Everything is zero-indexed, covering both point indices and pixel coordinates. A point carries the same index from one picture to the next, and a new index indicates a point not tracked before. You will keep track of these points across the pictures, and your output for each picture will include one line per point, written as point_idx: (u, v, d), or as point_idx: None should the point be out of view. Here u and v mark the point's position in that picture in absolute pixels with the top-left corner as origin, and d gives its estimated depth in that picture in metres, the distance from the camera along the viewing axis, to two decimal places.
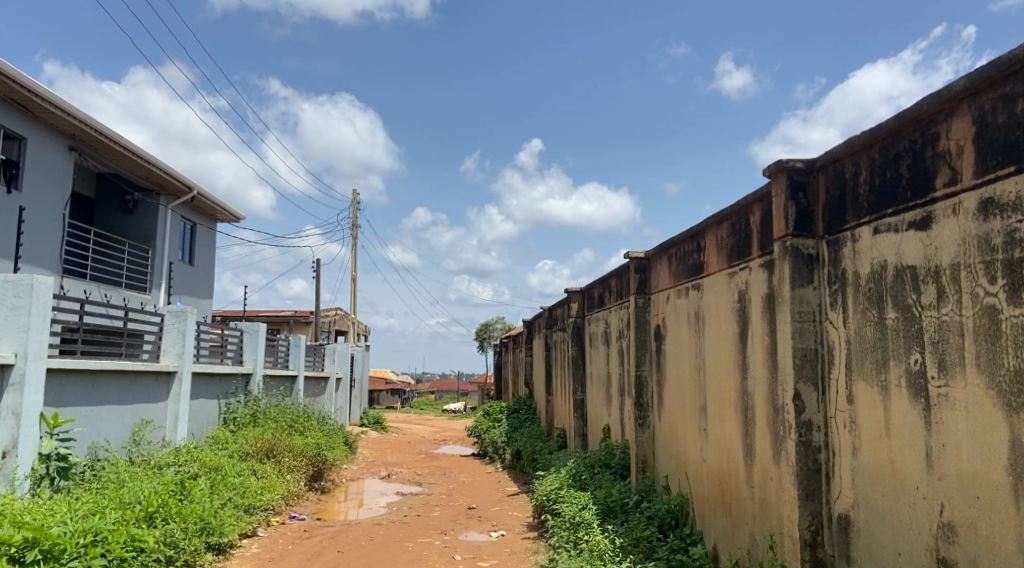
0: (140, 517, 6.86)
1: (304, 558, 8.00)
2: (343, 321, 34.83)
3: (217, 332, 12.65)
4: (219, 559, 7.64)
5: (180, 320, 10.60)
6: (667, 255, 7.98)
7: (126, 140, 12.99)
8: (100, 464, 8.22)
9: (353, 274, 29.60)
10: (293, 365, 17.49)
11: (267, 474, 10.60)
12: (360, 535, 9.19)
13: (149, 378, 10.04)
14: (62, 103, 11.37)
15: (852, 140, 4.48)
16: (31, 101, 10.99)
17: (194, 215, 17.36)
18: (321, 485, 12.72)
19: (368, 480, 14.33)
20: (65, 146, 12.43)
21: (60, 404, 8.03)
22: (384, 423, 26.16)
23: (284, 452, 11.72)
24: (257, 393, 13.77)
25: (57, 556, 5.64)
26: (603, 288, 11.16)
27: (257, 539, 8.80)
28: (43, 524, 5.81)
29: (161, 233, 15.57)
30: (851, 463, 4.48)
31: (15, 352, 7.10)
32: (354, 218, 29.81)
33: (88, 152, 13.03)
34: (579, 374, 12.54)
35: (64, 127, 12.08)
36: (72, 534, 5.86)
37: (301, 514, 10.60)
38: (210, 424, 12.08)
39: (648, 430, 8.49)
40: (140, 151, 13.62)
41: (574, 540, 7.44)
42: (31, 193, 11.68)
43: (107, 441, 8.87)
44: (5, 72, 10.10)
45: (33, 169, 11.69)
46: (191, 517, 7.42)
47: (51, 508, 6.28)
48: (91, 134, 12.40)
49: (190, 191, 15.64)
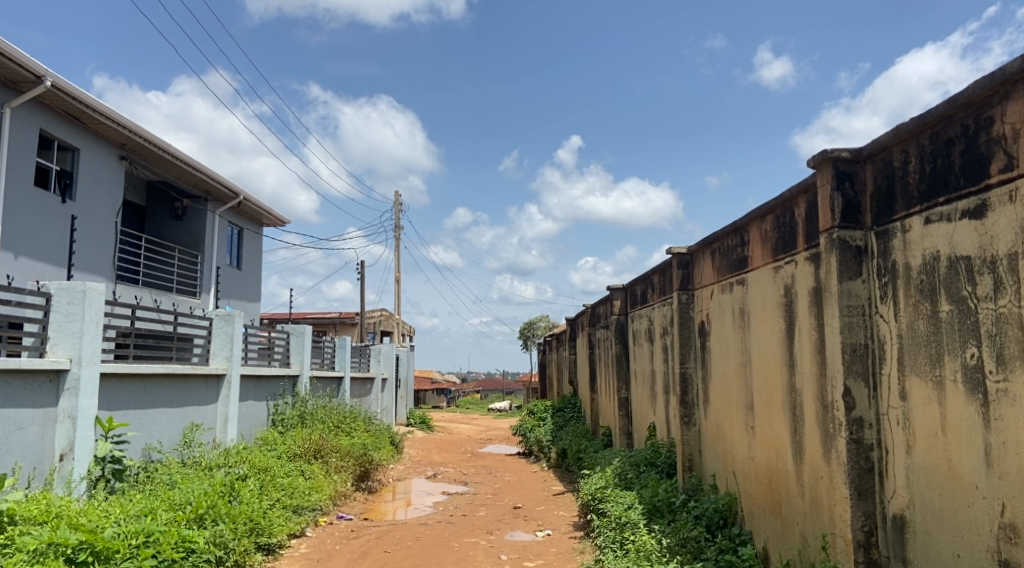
0: (191, 518, 7.00)
1: (351, 558, 8.08)
2: (389, 322, 35.24)
3: (264, 334, 12.88)
4: (268, 559, 7.78)
5: (228, 323, 10.83)
6: (710, 249, 7.85)
7: (174, 148, 13.29)
8: (153, 465, 8.45)
9: (398, 275, 29.90)
10: (339, 366, 17.71)
11: (315, 475, 10.72)
12: (406, 534, 9.23)
13: (199, 380, 10.27)
14: (112, 113, 11.68)
15: (900, 127, 4.32)
16: (83, 112, 11.30)
17: (241, 220, 17.71)
18: (369, 485, 12.86)
19: (415, 480, 14.43)
20: (116, 155, 12.76)
21: (115, 407, 8.26)
22: (430, 422, 26.34)
23: (332, 453, 11.84)
24: (305, 395, 13.96)
25: (109, 557, 5.77)
26: (646, 284, 11.04)
27: (305, 540, 8.92)
28: (97, 526, 5.98)
29: (210, 238, 15.91)
30: (905, 461, 4.33)
31: (69, 357, 7.30)
32: (398, 218, 30.11)
33: (138, 161, 13.38)
34: (624, 372, 12.43)
35: (115, 137, 12.41)
36: (125, 535, 6.00)
37: (349, 513, 10.70)
38: (259, 425, 12.32)
39: (694, 427, 8.35)
40: (187, 158, 13.91)
41: (620, 539, 7.39)
42: (83, 202, 12.02)
43: (160, 442, 9.11)
44: (58, 84, 10.40)
45: (86, 179, 12.05)
46: (240, 518, 7.53)
47: (106, 510, 6.47)
48: (140, 143, 12.71)
49: (237, 197, 15.95)
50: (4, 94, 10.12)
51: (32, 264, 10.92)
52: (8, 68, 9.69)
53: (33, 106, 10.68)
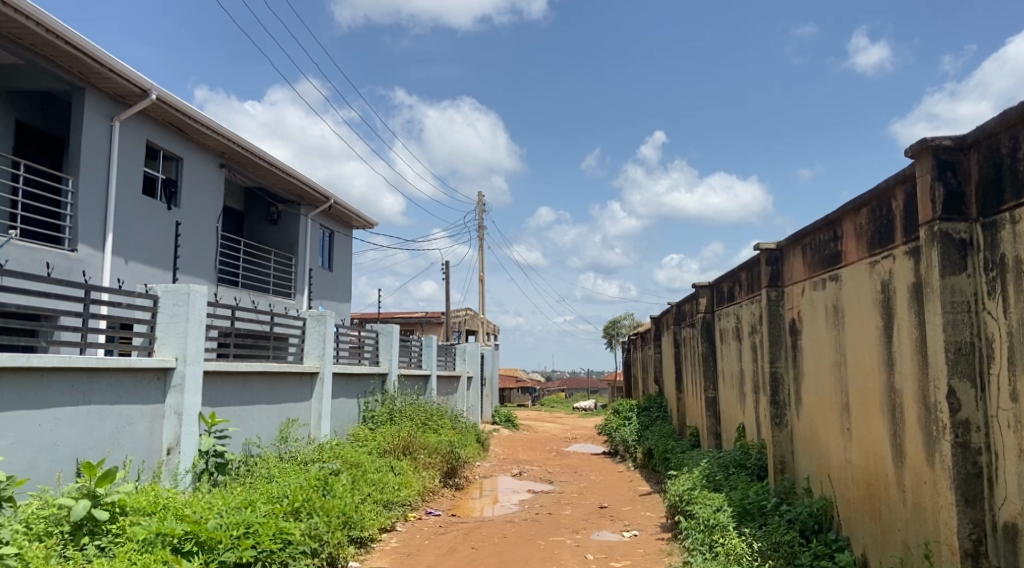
0: (287, 511, 7.29)
1: (439, 554, 8.23)
2: (474, 322, 35.69)
3: (354, 334, 13.27)
4: (360, 552, 8.02)
5: (320, 323, 11.19)
6: (800, 245, 7.59)
7: (269, 155, 13.88)
8: (252, 460, 8.85)
9: (481, 274, 30.25)
10: (426, 365, 18.05)
11: (404, 471, 10.97)
12: (493, 531, 9.33)
13: (294, 378, 10.68)
14: (212, 124, 12.29)
15: (1008, 112, 4.07)
16: (186, 123, 11.95)
17: (331, 223, 18.32)
18: (456, 482, 13.07)
19: (501, 478, 14.57)
20: (216, 163, 13.44)
21: (217, 403, 8.70)
22: (515, 421, 26.53)
23: (420, 450, 12.08)
24: (393, 393, 14.31)
25: (213, 546, 6.08)
26: (732, 281, 10.78)
27: (395, 534, 9.14)
28: (201, 517, 6.32)
29: (303, 241, 16.52)
30: (1017, 466, 4.07)
31: (176, 356, 7.73)
32: (481, 218, 30.45)
33: (236, 168, 14.03)
34: (711, 371, 12.17)
35: (215, 146, 13.06)
36: (227, 526, 6.31)
37: (437, 509, 10.90)
38: (351, 422, 12.72)
39: (786, 429, 8.10)
40: (281, 164, 14.50)
41: (709, 542, 7.25)
42: (187, 209, 12.70)
43: (259, 437, 9.54)
44: (163, 97, 11.04)
45: (189, 186, 12.73)
46: (333, 511, 7.79)
47: (209, 501, 6.83)
48: (238, 151, 13.33)
49: (328, 200, 16.50)
50: (115, 108, 10.83)
51: (142, 268, 11.62)
52: (117, 83, 10.37)
53: (141, 119, 11.38)
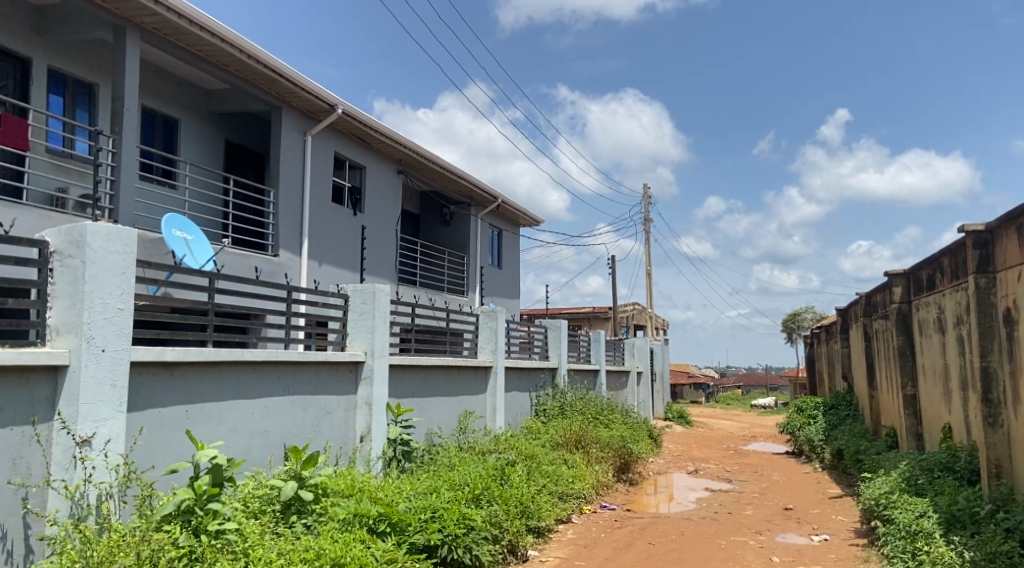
0: (469, 498, 7.58)
1: (618, 547, 8.21)
2: (642, 316, 35.27)
3: (524, 329, 13.55)
4: (539, 542, 8.18)
5: (492, 318, 11.51)
6: (1016, 225, 6.79)
7: (442, 159, 14.51)
8: (435, 449, 9.30)
9: (649, 268, 29.82)
10: (596, 359, 18.09)
11: (578, 464, 11.06)
12: (671, 528, 9.18)
13: (470, 372, 11.09)
14: (390, 132, 13.05)
15: None
16: (367, 133, 12.77)
17: (500, 222, 18.83)
18: (630, 477, 12.99)
19: (676, 474, 14.30)
20: (394, 169, 14.26)
21: (402, 394, 9.23)
22: (689, 417, 25.92)
23: (593, 444, 12.11)
24: (564, 387, 14.47)
25: (404, 528, 6.46)
26: (933, 268, 9.85)
27: (572, 526, 9.25)
28: (392, 500, 6.72)
29: (474, 240, 17.10)
30: None
31: (365, 350, 8.29)
32: (647, 210, 30.00)
33: (412, 173, 14.82)
34: (909, 367, 11.21)
35: (393, 153, 13.86)
36: (415, 510, 6.67)
37: (612, 504, 10.89)
38: (524, 415, 13.02)
39: (1003, 429, 7.28)
40: (453, 167, 15.11)
41: (912, 550, 6.69)
42: (370, 213, 13.57)
43: (440, 428, 10.01)
44: (347, 111, 11.86)
45: (371, 192, 13.59)
46: (512, 500, 8.00)
47: (398, 487, 7.25)
48: (414, 157, 14.07)
49: (496, 200, 16.99)
50: (306, 124, 11.79)
51: (333, 270, 12.56)
52: (307, 100, 11.28)
53: (328, 132, 12.31)
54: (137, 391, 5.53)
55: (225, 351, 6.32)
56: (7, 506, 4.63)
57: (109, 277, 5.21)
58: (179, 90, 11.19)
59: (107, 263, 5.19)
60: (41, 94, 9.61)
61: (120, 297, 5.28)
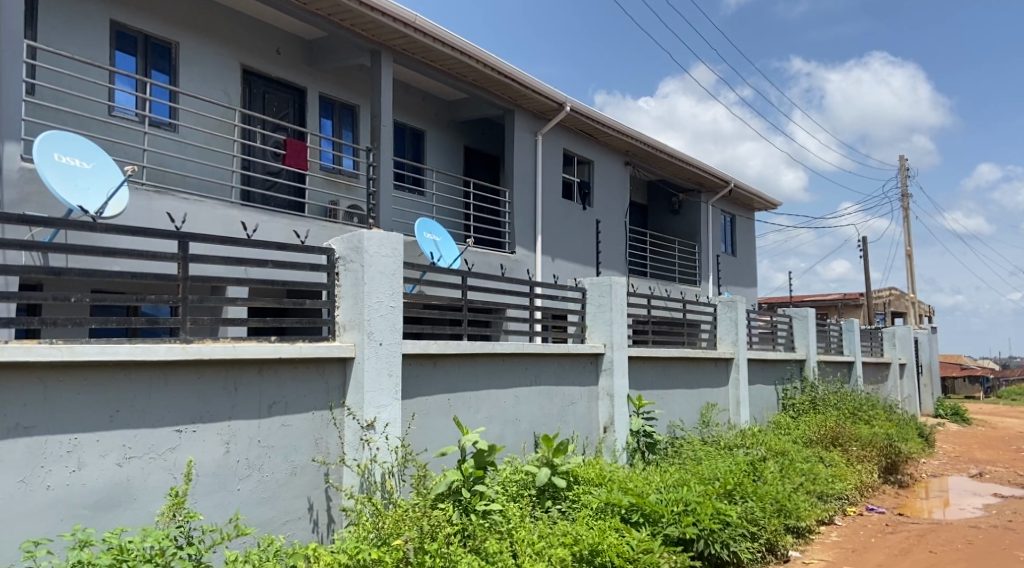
0: (721, 493, 7.38)
1: (890, 554, 7.55)
2: (901, 302, 31.99)
3: (766, 319, 12.92)
4: (798, 543, 7.75)
5: (731, 309, 11.14)
6: None
7: (669, 147, 14.31)
8: (679, 441, 9.19)
9: (908, 249, 26.96)
10: (849, 350, 16.74)
11: (836, 463, 10.32)
12: (954, 537, 8.25)
13: (711, 364, 10.81)
14: (617, 124, 13.13)
15: None
16: (594, 128, 12.96)
17: (734, 208, 18.11)
18: (898, 478, 11.86)
19: (955, 478, 12.79)
20: (621, 161, 14.34)
21: (643, 387, 9.23)
22: (965, 414, 23.05)
23: (852, 441, 11.22)
24: (815, 379, 13.59)
25: (657, 520, 6.44)
26: None
27: (835, 528, 8.65)
28: (643, 492, 6.75)
29: (707, 228, 16.58)
30: None
31: (604, 342, 8.41)
32: (903, 185, 27.14)
33: (639, 164, 14.83)
34: None
35: (620, 145, 13.94)
36: (668, 502, 6.62)
37: (879, 507, 10.01)
38: (771, 409, 12.43)
39: None
40: (681, 154, 14.84)
41: None
42: (601, 207, 13.74)
43: (681, 421, 9.91)
44: (574, 107, 12.13)
45: (600, 186, 13.76)
46: (768, 498, 7.64)
47: (648, 479, 7.26)
48: (640, 147, 14.04)
49: (728, 185, 16.38)
50: (536, 124, 12.23)
51: (569, 264, 12.90)
52: (538, 100, 11.69)
53: (557, 130, 12.68)
54: (408, 381, 6.09)
55: (478, 344, 6.75)
56: (314, 480, 5.31)
57: (383, 278, 5.77)
58: (424, 104, 12.13)
59: (380, 267, 5.75)
60: (314, 119, 10.91)
61: (391, 296, 5.82)
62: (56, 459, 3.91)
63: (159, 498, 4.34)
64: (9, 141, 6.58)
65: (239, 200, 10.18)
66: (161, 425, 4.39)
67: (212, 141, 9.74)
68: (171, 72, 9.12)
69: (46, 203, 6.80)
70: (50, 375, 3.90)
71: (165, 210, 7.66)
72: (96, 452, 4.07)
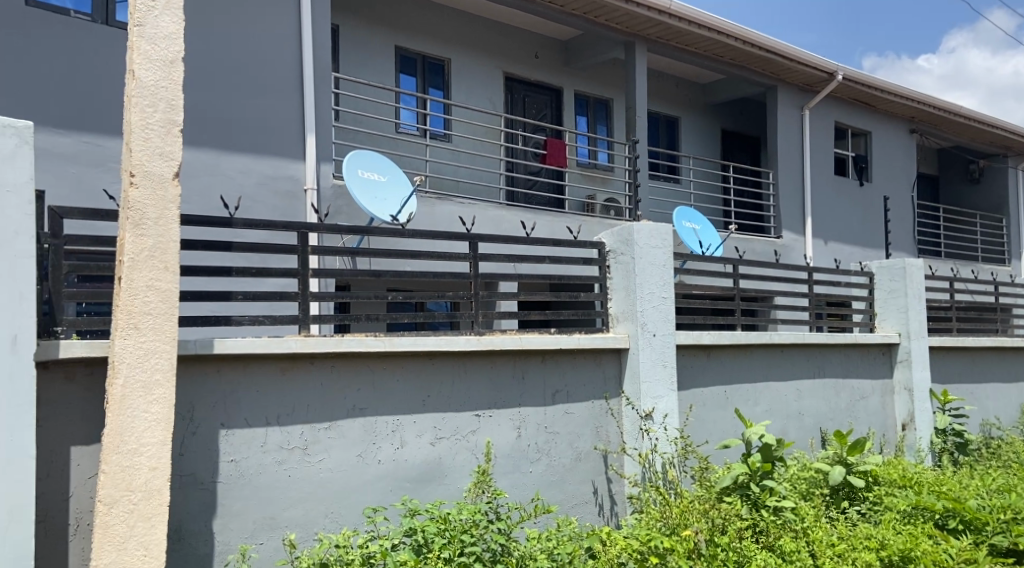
0: None
1: None
2: None
3: None
4: None
5: None
6: None
7: (964, 107, 12.66)
8: (996, 441, 8.09)
9: None
10: None
11: None
12: None
13: None
14: (898, 89, 11.91)
15: None
16: (871, 95, 11.87)
17: None
18: None
19: None
20: (905, 129, 12.98)
21: (948, 381, 8.27)
22: None
23: None
24: None
25: (981, 528, 5.65)
26: None
27: None
28: (960, 496, 6.06)
29: (1018, 196, 14.34)
30: None
31: (898, 331, 7.70)
32: None
33: (926, 130, 13.30)
34: None
35: (902, 112, 12.63)
36: (992, 509, 5.80)
37: None
38: None
39: None
40: (980, 115, 13.04)
41: None
42: (882, 182, 12.53)
43: (999, 419, 8.77)
44: (847, 76, 11.20)
45: (880, 159, 12.55)
46: None
47: (964, 483, 6.51)
48: (927, 111, 12.59)
49: None
50: (804, 98, 11.48)
51: (848, 247, 11.91)
52: (805, 73, 10.97)
53: (827, 103, 11.80)
54: (685, 371, 6.05)
55: (755, 334, 6.52)
56: (598, 466, 5.52)
57: (655, 269, 5.77)
58: (679, 90, 11.94)
59: (652, 257, 5.77)
60: (571, 118, 11.25)
61: (663, 286, 5.81)
62: (383, 437, 4.47)
63: (466, 475, 4.81)
64: (323, 162, 7.62)
65: (506, 200, 10.81)
66: (464, 410, 4.83)
67: (482, 147, 10.46)
68: (445, 87, 9.93)
69: (353, 213, 7.77)
70: (376, 364, 4.47)
71: (446, 214, 8.36)
72: (414, 432, 4.60)
